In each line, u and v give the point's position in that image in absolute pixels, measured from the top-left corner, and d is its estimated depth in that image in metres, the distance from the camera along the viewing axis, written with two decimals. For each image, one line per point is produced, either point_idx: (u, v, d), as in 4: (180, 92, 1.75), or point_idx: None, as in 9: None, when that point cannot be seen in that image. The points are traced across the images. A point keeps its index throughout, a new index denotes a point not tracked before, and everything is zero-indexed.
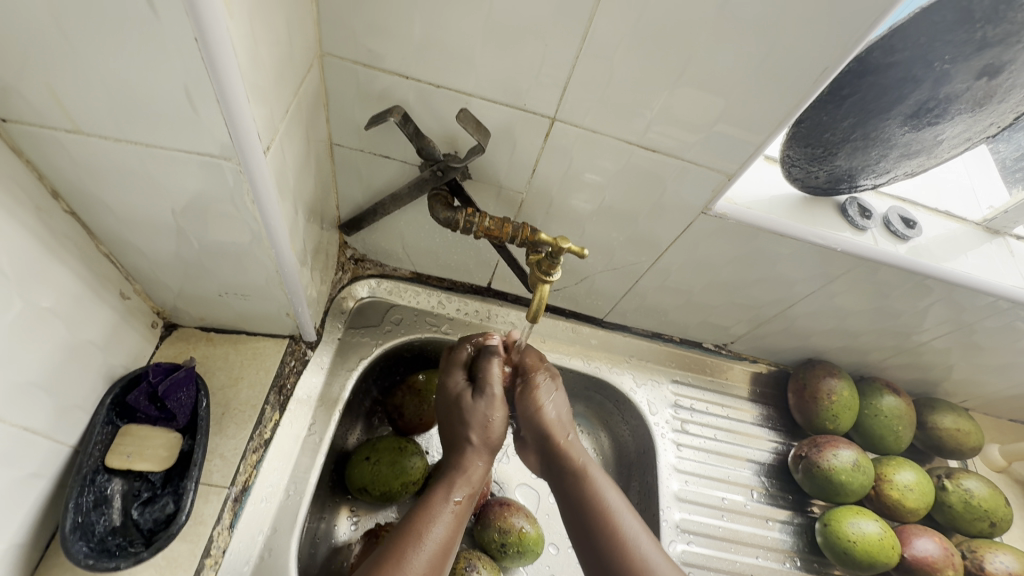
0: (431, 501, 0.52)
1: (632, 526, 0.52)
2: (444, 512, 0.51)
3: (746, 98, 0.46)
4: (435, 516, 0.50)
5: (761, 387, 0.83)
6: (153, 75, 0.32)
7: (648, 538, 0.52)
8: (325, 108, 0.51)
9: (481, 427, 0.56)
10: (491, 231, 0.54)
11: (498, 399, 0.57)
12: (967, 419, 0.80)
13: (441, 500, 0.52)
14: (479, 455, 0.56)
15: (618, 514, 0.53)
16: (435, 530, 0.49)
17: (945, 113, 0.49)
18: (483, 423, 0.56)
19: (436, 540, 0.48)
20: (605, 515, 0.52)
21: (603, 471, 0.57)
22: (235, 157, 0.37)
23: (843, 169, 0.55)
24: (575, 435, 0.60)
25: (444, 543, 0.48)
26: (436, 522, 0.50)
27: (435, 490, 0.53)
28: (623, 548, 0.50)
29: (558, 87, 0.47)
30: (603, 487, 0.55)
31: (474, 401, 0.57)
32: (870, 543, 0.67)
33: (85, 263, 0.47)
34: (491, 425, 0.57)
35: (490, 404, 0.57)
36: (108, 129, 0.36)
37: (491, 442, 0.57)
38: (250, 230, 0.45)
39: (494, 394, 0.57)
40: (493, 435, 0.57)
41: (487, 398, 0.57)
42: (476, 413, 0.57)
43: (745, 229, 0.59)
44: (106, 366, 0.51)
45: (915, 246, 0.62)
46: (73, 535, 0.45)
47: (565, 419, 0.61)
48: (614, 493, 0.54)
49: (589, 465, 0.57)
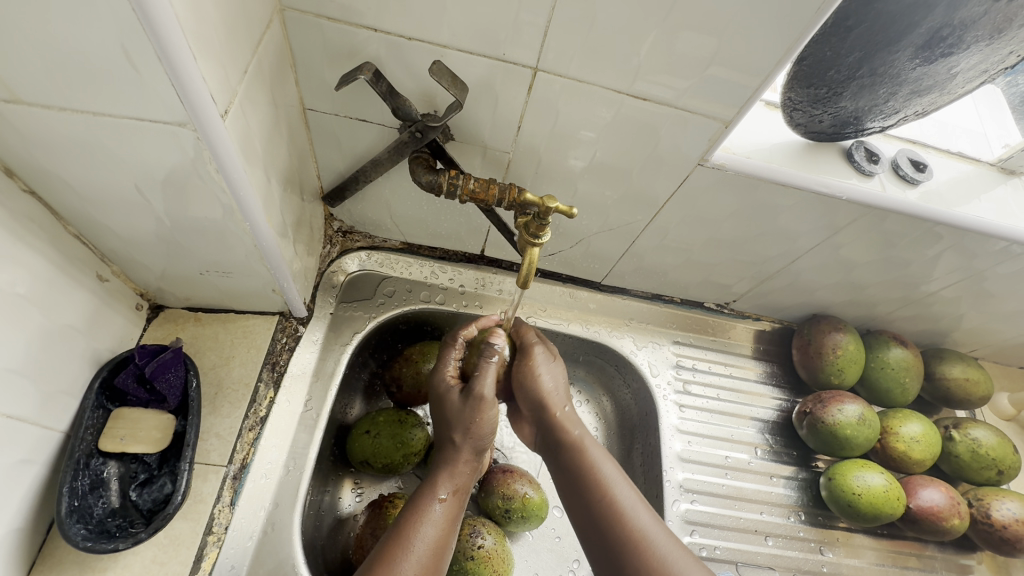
0: (416, 502, 0.50)
1: (628, 496, 0.51)
2: (435, 510, 0.50)
3: (742, 34, 0.42)
4: (425, 516, 0.49)
5: (765, 344, 0.81)
6: (88, 32, 0.30)
7: (644, 508, 0.51)
8: (293, 69, 0.48)
9: (467, 425, 0.54)
10: (476, 193, 0.51)
11: (487, 400, 0.55)
12: (976, 367, 0.78)
13: (430, 499, 0.51)
14: (463, 453, 0.54)
15: (615, 484, 0.52)
16: (426, 530, 0.48)
17: (959, 42, 0.45)
18: (472, 421, 0.54)
19: (428, 540, 0.47)
20: (602, 488, 0.51)
21: (598, 444, 0.56)
22: (189, 122, 0.35)
23: (848, 111, 0.52)
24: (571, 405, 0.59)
25: (437, 541, 0.48)
26: (428, 521, 0.49)
27: (422, 488, 0.52)
28: (619, 523, 0.49)
29: (538, 32, 0.43)
30: (597, 458, 0.54)
31: (461, 402, 0.55)
32: (875, 495, 0.66)
33: (55, 245, 0.45)
34: (481, 425, 0.54)
35: (479, 407, 0.55)
36: (52, 97, 0.34)
37: (480, 442, 0.55)
38: (220, 202, 0.43)
39: (484, 390, 0.55)
40: (482, 434, 0.55)
41: (475, 401, 0.55)
42: (465, 415, 0.55)
43: (745, 181, 0.56)
44: (91, 350, 0.50)
45: (926, 190, 0.59)
46: (70, 518, 0.45)
47: (561, 391, 0.60)
48: (609, 466, 0.53)
49: (584, 438, 0.56)
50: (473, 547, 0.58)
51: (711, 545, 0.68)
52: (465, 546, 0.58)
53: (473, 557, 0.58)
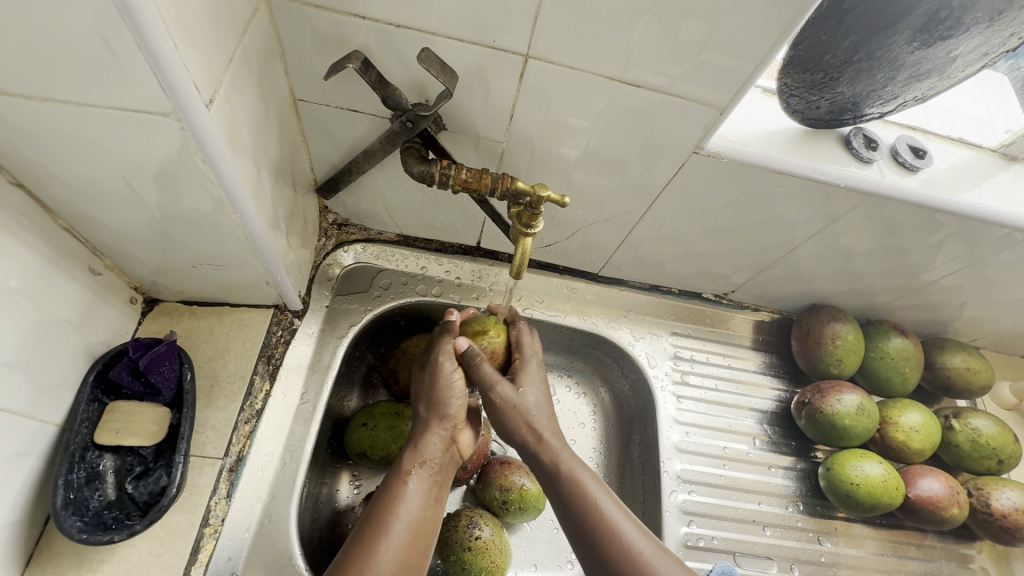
0: (388, 480, 0.50)
1: (618, 515, 0.50)
2: (409, 486, 0.49)
3: (737, 18, 0.41)
4: (399, 496, 0.49)
5: (764, 335, 0.81)
6: (67, 20, 0.30)
7: (633, 523, 0.50)
8: (281, 59, 0.47)
9: (430, 395, 0.55)
10: (469, 183, 0.51)
11: (457, 384, 0.55)
12: (977, 356, 0.78)
13: (398, 476, 0.50)
14: (431, 425, 0.54)
15: (604, 508, 0.50)
16: (403, 507, 0.48)
17: (958, 24, 0.44)
18: (433, 390, 0.55)
19: (405, 518, 0.47)
20: (591, 512, 0.50)
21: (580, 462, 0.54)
22: (173, 112, 0.35)
23: (846, 97, 0.51)
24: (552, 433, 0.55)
25: (415, 518, 0.48)
26: (403, 499, 0.48)
27: (393, 468, 0.52)
28: (612, 541, 0.48)
29: (528, 19, 0.43)
30: (583, 478, 0.52)
31: (422, 374, 0.57)
32: (874, 485, 0.66)
33: (45, 239, 0.45)
34: (441, 390, 0.54)
35: (445, 385, 0.54)
36: (36, 87, 0.34)
37: (445, 408, 0.54)
38: (210, 194, 0.43)
39: (443, 364, 0.55)
40: (445, 400, 0.54)
41: (433, 367, 0.55)
42: (426, 384, 0.55)
43: (741, 169, 0.55)
44: (85, 344, 0.50)
45: (925, 177, 0.58)
46: (66, 511, 0.45)
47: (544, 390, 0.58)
48: (593, 482, 0.52)
49: (566, 460, 0.53)
50: (470, 538, 0.58)
51: (709, 535, 0.68)
52: (463, 537, 0.58)
53: (470, 548, 0.58)
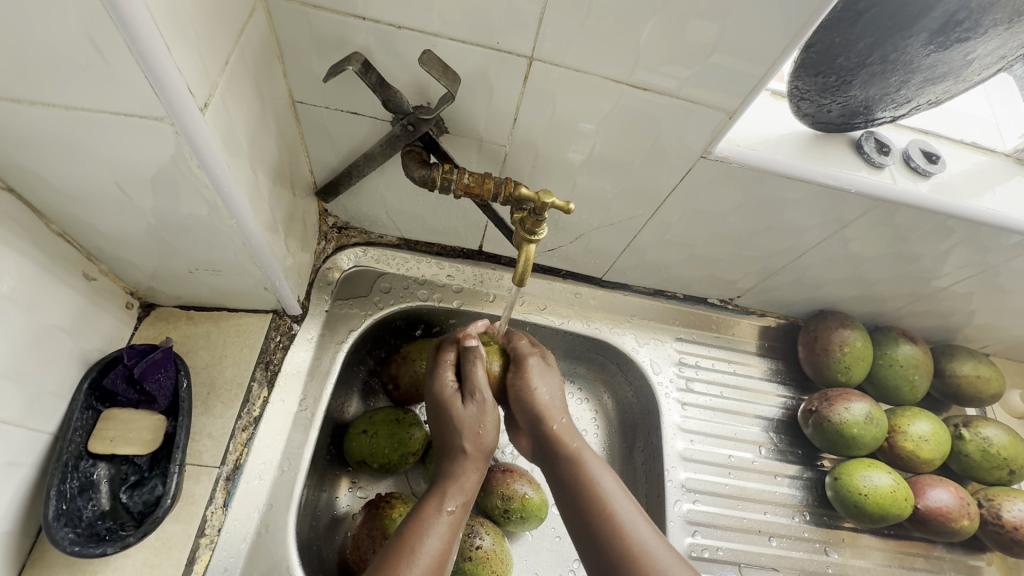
0: (424, 510, 0.48)
1: (625, 507, 0.49)
2: (442, 522, 0.47)
3: (748, 19, 0.40)
4: (431, 528, 0.47)
5: (770, 340, 0.80)
6: (51, 21, 0.29)
7: (644, 521, 0.49)
8: (280, 61, 0.46)
9: (472, 436, 0.52)
10: (471, 188, 0.50)
11: (489, 404, 0.53)
12: (988, 364, 0.76)
13: (436, 511, 0.48)
14: (471, 463, 0.52)
15: (613, 499, 0.50)
16: (431, 541, 0.46)
17: (976, 27, 0.42)
18: (476, 431, 0.53)
19: (433, 552, 0.45)
20: (599, 502, 0.49)
21: (595, 454, 0.54)
22: (167, 117, 0.34)
23: (858, 101, 0.50)
24: (565, 420, 0.56)
25: (444, 552, 0.46)
26: (434, 533, 0.46)
27: (428, 500, 0.49)
28: (617, 536, 0.47)
29: (533, 21, 0.42)
30: (593, 468, 0.52)
31: (463, 407, 0.53)
32: (883, 496, 0.65)
33: (37, 244, 0.44)
34: (482, 434, 0.53)
35: (482, 413, 0.53)
36: (23, 91, 0.32)
37: (487, 447, 0.53)
38: (206, 200, 0.42)
39: (487, 400, 0.53)
40: (486, 441, 0.53)
41: (477, 402, 0.53)
42: (468, 423, 0.53)
43: (749, 173, 0.54)
44: (79, 350, 0.49)
45: (938, 182, 0.57)
46: (57, 522, 0.44)
47: (558, 402, 0.57)
48: (608, 479, 0.51)
49: (578, 450, 0.53)
50: (471, 548, 0.57)
51: (714, 546, 0.67)
52: (464, 547, 0.57)
53: (471, 558, 0.57)
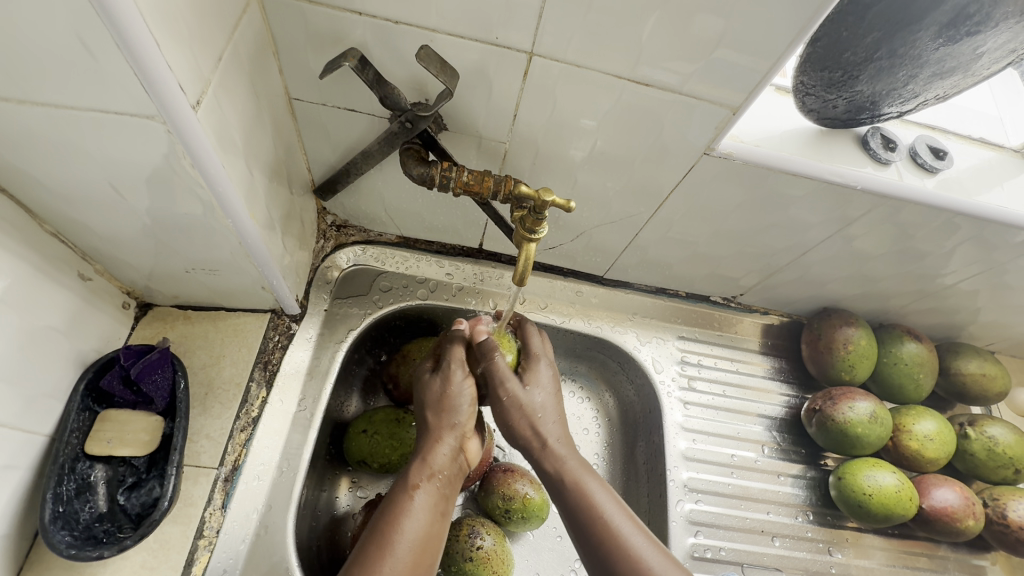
0: (392, 493, 0.48)
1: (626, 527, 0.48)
2: (413, 501, 0.47)
3: (752, 14, 0.39)
4: (404, 510, 0.46)
5: (773, 339, 0.79)
6: (36, 15, 0.28)
7: (642, 532, 0.48)
8: (275, 57, 0.45)
9: (439, 404, 0.52)
10: (471, 186, 0.49)
11: (456, 375, 0.53)
12: (993, 362, 0.75)
13: (405, 491, 0.47)
14: (440, 434, 0.51)
15: (612, 517, 0.49)
16: (407, 524, 0.45)
17: (987, 20, 0.42)
18: (441, 398, 0.52)
19: (410, 534, 0.45)
20: (599, 524, 0.48)
21: (588, 469, 0.52)
22: (158, 115, 0.33)
23: (864, 96, 0.49)
24: (557, 437, 0.54)
25: (420, 535, 0.45)
26: (407, 514, 0.46)
27: (399, 480, 0.49)
28: (620, 552, 0.47)
29: (533, 15, 0.41)
30: (591, 488, 0.51)
31: (430, 377, 0.54)
32: (887, 495, 0.64)
33: (32, 245, 0.43)
34: (450, 400, 0.52)
35: (447, 379, 0.53)
36: (13, 89, 0.32)
37: (455, 417, 0.52)
38: (200, 199, 0.41)
39: (454, 372, 0.53)
40: (451, 412, 0.52)
41: (444, 373, 0.54)
42: (434, 390, 0.53)
43: (753, 170, 0.53)
44: (75, 352, 0.49)
45: (945, 179, 0.56)
46: (54, 525, 0.44)
47: (549, 408, 0.55)
48: (604, 495, 0.50)
49: (570, 468, 0.52)
50: (472, 548, 0.57)
51: (716, 546, 0.66)
52: (464, 547, 0.57)
53: (472, 558, 0.56)
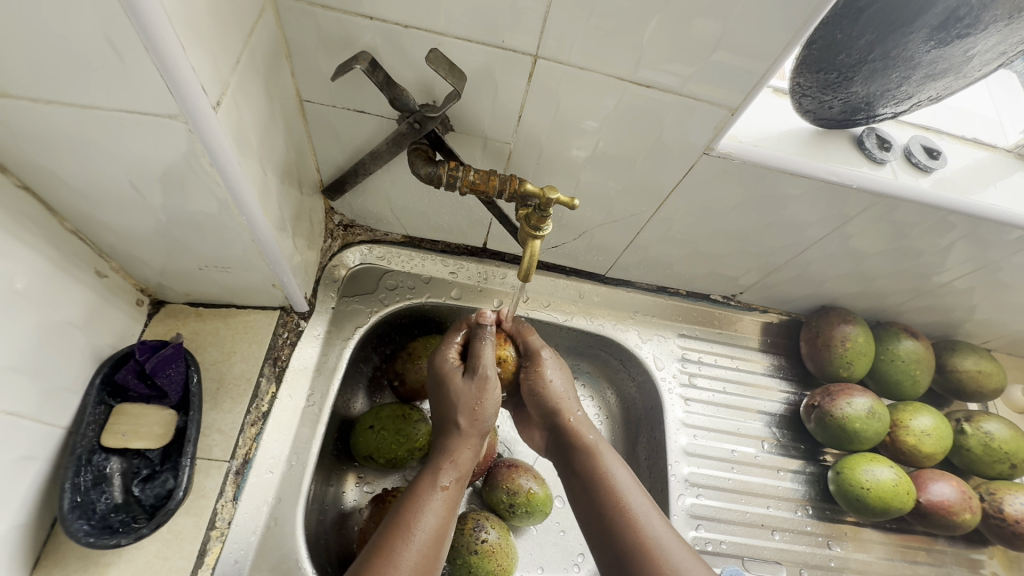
0: (417, 486, 0.50)
1: (640, 502, 0.51)
2: (436, 499, 0.49)
3: (749, 18, 0.41)
4: (425, 505, 0.48)
5: (773, 337, 0.80)
6: (69, 20, 0.29)
7: (658, 517, 0.50)
8: (288, 60, 0.47)
9: (472, 409, 0.54)
10: (476, 185, 0.50)
11: (490, 380, 0.54)
12: (989, 359, 0.77)
13: (431, 487, 0.50)
14: (468, 439, 0.54)
15: (627, 492, 0.52)
16: (426, 519, 0.47)
17: (977, 23, 0.43)
18: (474, 405, 0.54)
19: (427, 530, 0.46)
20: (613, 495, 0.51)
21: (611, 448, 0.56)
22: (181, 115, 0.35)
23: (859, 97, 0.50)
24: (581, 415, 0.59)
25: (437, 530, 0.47)
26: (428, 510, 0.48)
27: (424, 475, 0.51)
28: (633, 527, 0.49)
29: (538, 19, 0.42)
30: (610, 466, 0.54)
31: (463, 381, 0.54)
32: (884, 489, 0.65)
33: (51, 242, 0.45)
34: (482, 408, 0.54)
35: (482, 386, 0.54)
36: (42, 89, 0.33)
37: (483, 425, 0.54)
38: (216, 196, 0.42)
39: (488, 379, 0.54)
40: (483, 418, 0.54)
41: (478, 379, 0.54)
42: (467, 395, 0.54)
43: (751, 170, 0.54)
44: (91, 347, 0.50)
45: (938, 178, 0.58)
46: (72, 514, 0.45)
47: (573, 396, 0.60)
48: (622, 472, 0.54)
49: (597, 444, 0.56)
50: (477, 541, 0.58)
51: (717, 539, 0.67)
52: (470, 540, 0.58)
53: (477, 551, 0.57)
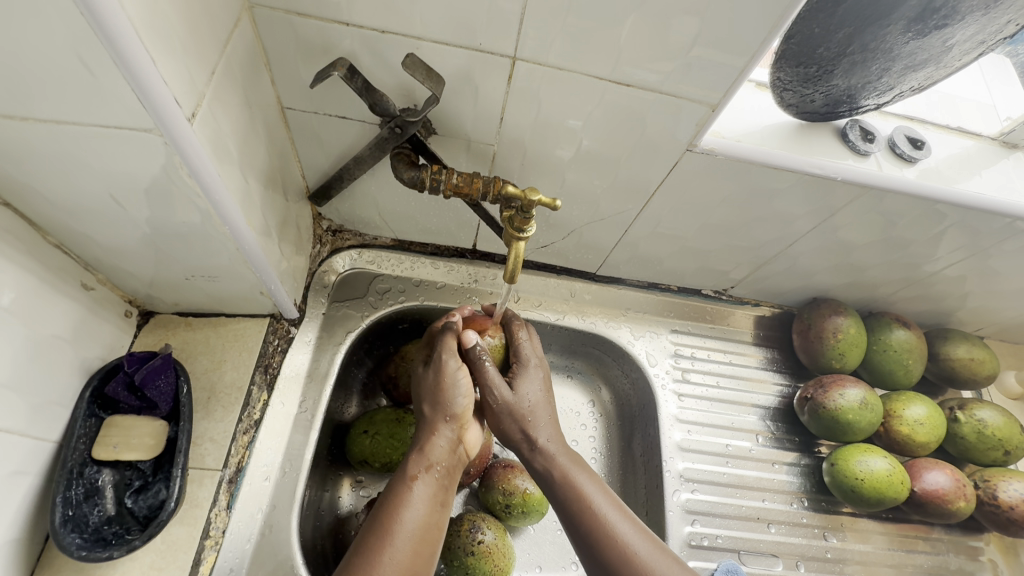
0: (395, 483, 0.50)
1: (610, 511, 0.51)
2: (412, 491, 0.49)
3: (724, 15, 0.41)
4: (405, 499, 0.48)
5: (765, 330, 0.80)
6: (38, 39, 0.29)
7: (629, 522, 0.50)
8: (267, 68, 0.47)
9: (434, 394, 0.54)
10: (460, 188, 0.50)
11: (454, 370, 0.54)
12: (982, 347, 0.77)
13: (406, 480, 0.49)
14: (436, 426, 0.53)
15: (596, 507, 0.51)
16: (408, 513, 0.47)
17: (954, 13, 0.43)
18: (441, 391, 0.54)
19: (409, 522, 0.46)
20: (583, 510, 0.51)
21: (580, 463, 0.54)
22: (156, 129, 0.35)
23: (840, 90, 0.51)
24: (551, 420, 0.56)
25: (419, 523, 0.47)
26: (407, 504, 0.48)
27: (400, 472, 0.51)
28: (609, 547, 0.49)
29: (514, 21, 0.42)
30: (579, 481, 0.53)
31: (427, 373, 0.55)
32: (879, 479, 0.65)
33: (35, 257, 0.45)
34: (449, 389, 0.54)
35: (446, 375, 0.54)
36: (16, 107, 0.33)
37: (451, 407, 0.54)
38: (197, 208, 0.42)
39: (451, 363, 0.54)
40: (450, 400, 0.54)
41: (440, 367, 0.54)
42: (429, 381, 0.55)
43: (736, 165, 0.54)
44: (80, 359, 0.50)
45: (924, 168, 0.58)
46: (64, 528, 0.45)
47: (541, 405, 0.56)
48: (590, 486, 0.52)
49: (565, 459, 0.54)
50: (473, 543, 0.58)
51: (712, 534, 0.68)
52: (465, 542, 0.58)
53: (473, 552, 0.57)
